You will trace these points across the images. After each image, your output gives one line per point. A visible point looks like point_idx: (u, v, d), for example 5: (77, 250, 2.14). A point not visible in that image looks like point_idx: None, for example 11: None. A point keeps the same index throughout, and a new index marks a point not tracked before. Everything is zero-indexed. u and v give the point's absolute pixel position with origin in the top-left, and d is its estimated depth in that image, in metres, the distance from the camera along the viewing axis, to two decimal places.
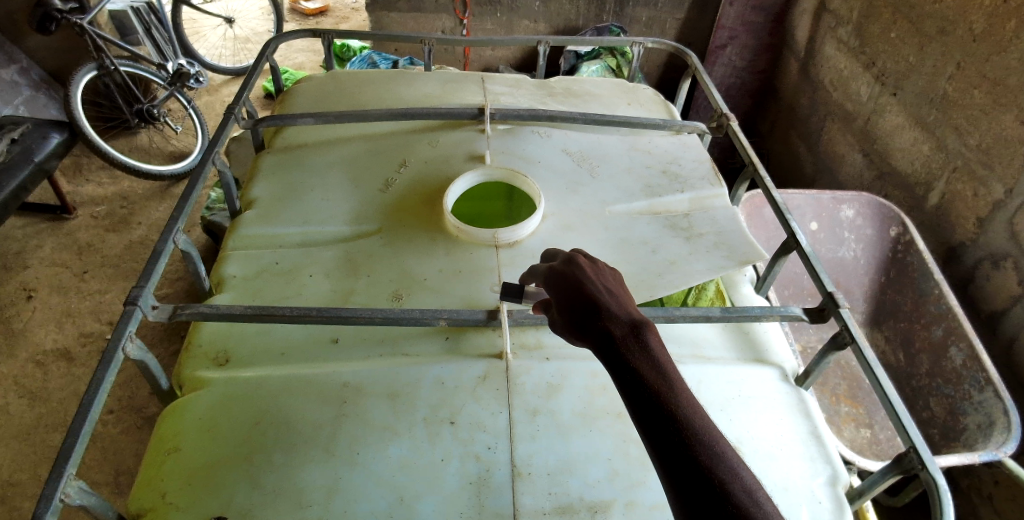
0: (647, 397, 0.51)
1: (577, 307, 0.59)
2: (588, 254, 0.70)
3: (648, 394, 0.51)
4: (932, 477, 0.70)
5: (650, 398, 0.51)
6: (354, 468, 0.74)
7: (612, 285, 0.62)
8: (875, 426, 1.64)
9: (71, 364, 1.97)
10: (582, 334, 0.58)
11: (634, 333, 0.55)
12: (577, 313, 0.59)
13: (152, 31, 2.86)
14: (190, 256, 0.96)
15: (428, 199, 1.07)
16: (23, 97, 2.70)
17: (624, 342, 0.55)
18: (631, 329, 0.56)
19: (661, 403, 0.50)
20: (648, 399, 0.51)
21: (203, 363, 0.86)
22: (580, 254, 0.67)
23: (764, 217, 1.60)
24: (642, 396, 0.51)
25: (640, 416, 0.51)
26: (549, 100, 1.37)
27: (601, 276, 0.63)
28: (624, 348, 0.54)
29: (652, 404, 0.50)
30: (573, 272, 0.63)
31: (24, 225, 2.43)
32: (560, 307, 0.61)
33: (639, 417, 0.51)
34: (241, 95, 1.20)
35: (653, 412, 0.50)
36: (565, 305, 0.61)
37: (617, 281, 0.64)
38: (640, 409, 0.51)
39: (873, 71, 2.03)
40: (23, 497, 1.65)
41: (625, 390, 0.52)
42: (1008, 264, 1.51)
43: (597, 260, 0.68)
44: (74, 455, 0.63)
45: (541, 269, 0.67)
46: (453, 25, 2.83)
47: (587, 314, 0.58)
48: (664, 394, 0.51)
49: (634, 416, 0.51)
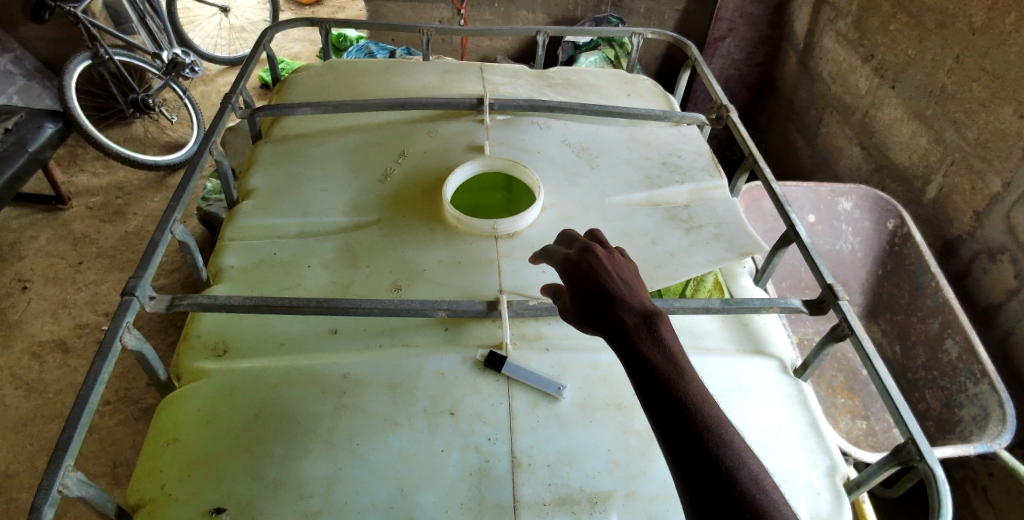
0: (657, 386, 0.51)
1: (589, 296, 0.59)
2: (603, 240, 0.69)
3: (659, 384, 0.51)
4: (931, 468, 0.70)
5: (661, 387, 0.51)
6: (354, 460, 0.74)
7: (626, 273, 0.62)
8: (872, 419, 1.65)
9: (68, 356, 1.96)
10: (593, 323, 0.58)
11: (647, 322, 0.55)
12: (589, 302, 0.59)
13: (146, 20, 2.79)
14: (188, 246, 0.95)
15: (429, 190, 1.07)
16: (17, 87, 2.67)
17: (636, 332, 0.54)
18: (642, 318, 0.56)
19: (672, 391, 0.50)
20: (659, 388, 0.51)
21: (202, 354, 0.85)
22: (595, 243, 0.66)
23: (762, 210, 1.60)
24: (653, 385, 0.51)
25: (650, 406, 0.51)
26: (549, 91, 1.36)
27: (617, 266, 0.63)
28: (635, 337, 0.54)
29: (663, 393, 0.50)
30: (587, 262, 0.63)
31: (18, 216, 2.40)
32: (573, 296, 0.61)
33: (648, 406, 0.51)
34: (238, 84, 1.19)
35: (663, 401, 0.50)
36: (578, 293, 0.60)
37: (633, 270, 0.63)
38: (650, 398, 0.51)
39: (872, 64, 2.03)
40: (20, 489, 1.65)
41: (636, 380, 0.52)
42: (1004, 257, 1.52)
43: (614, 248, 0.67)
44: (72, 445, 0.63)
45: (556, 255, 0.67)
46: (451, 15, 2.82)
47: (599, 303, 0.58)
48: (673, 378, 0.51)
49: (645, 406, 0.51)
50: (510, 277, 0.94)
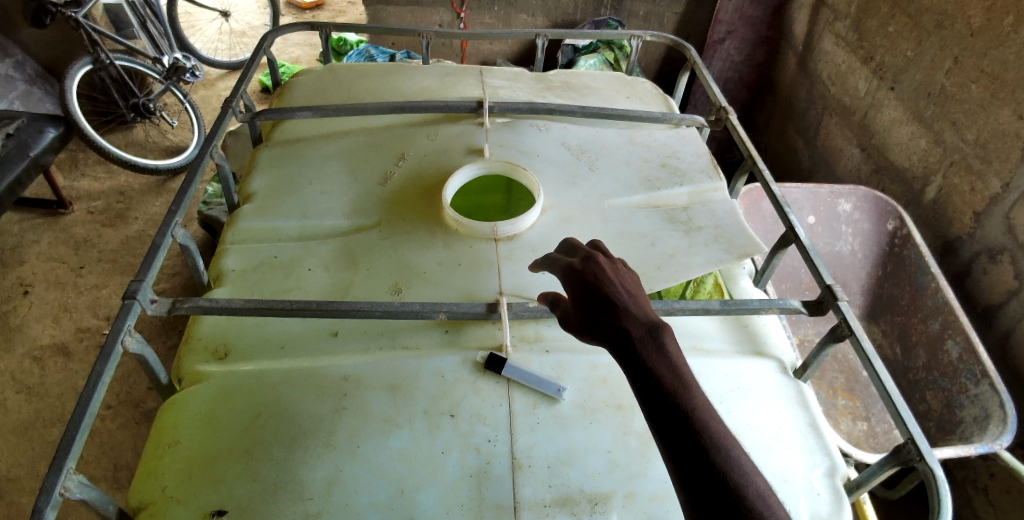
0: (663, 398, 0.51)
1: (593, 305, 0.59)
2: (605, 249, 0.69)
3: (664, 396, 0.51)
4: (930, 468, 0.70)
5: (667, 399, 0.51)
6: (354, 461, 0.74)
7: (630, 284, 0.62)
8: (873, 420, 1.65)
9: (68, 360, 1.97)
10: (597, 333, 0.58)
11: (649, 331, 0.56)
12: (594, 312, 0.59)
13: (146, 24, 2.76)
14: (189, 249, 0.95)
15: (428, 192, 1.08)
16: (19, 92, 2.68)
17: (642, 342, 0.55)
18: (647, 329, 0.56)
19: (678, 404, 0.51)
20: (664, 400, 0.51)
21: (202, 357, 0.86)
22: (598, 252, 0.67)
23: (761, 211, 1.61)
24: (659, 397, 0.51)
25: (654, 419, 0.51)
26: (548, 93, 1.37)
27: (620, 275, 0.63)
28: (641, 347, 0.54)
29: (669, 406, 0.51)
30: (591, 271, 0.63)
31: (20, 220, 2.41)
32: (576, 305, 0.61)
33: (653, 419, 0.51)
34: (238, 87, 1.19)
35: (669, 414, 0.50)
36: (581, 302, 0.61)
37: (635, 280, 0.64)
38: (655, 411, 0.51)
39: (871, 65, 2.03)
40: (22, 493, 1.65)
41: (642, 392, 0.52)
42: (1004, 258, 1.52)
43: (615, 257, 0.67)
44: (73, 448, 0.63)
45: (558, 264, 0.67)
46: (451, 19, 2.83)
47: (603, 313, 0.58)
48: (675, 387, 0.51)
49: (650, 418, 0.52)
50: (510, 279, 0.95)
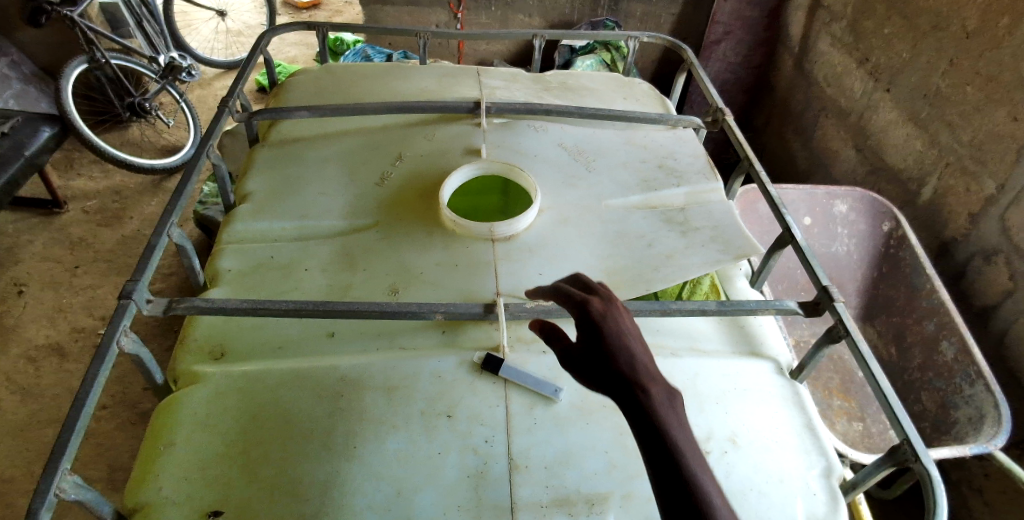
0: (676, 467, 0.47)
1: (608, 354, 0.56)
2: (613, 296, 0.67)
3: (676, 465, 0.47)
4: (925, 468, 0.70)
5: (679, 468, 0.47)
6: (352, 462, 0.74)
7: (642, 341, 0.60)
8: (868, 420, 1.66)
9: (64, 360, 1.96)
10: (608, 383, 0.54)
11: (660, 393, 0.52)
12: (607, 360, 0.55)
13: (143, 24, 2.78)
14: (185, 249, 0.95)
15: (426, 193, 1.07)
16: (14, 91, 2.66)
17: (658, 404, 0.51)
18: (662, 391, 0.53)
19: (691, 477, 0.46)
20: (676, 470, 0.47)
21: (198, 357, 0.85)
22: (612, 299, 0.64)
23: (757, 212, 1.61)
24: (671, 465, 0.47)
25: (662, 489, 0.47)
26: (545, 94, 1.37)
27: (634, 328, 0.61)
28: (658, 409, 0.51)
29: (681, 477, 0.46)
30: (608, 315, 0.60)
31: (15, 220, 2.40)
32: (588, 350, 0.57)
33: (661, 489, 0.47)
34: (235, 87, 1.19)
35: (681, 485, 0.46)
36: (595, 347, 0.57)
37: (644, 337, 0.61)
38: (665, 479, 0.47)
39: (867, 67, 2.04)
40: (17, 494, 1.64)
41: (653, 457, 0.48)
42: (999, 259, 1.53)
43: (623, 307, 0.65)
44: (68, 449, 0.63)
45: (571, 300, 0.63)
46: (448, 19, 2.83)
47: (618, 364, 0.55)
48: (683, 455, 0.48)
49: (657, 488, 0.47)
50: (508, 280, 0.95)
